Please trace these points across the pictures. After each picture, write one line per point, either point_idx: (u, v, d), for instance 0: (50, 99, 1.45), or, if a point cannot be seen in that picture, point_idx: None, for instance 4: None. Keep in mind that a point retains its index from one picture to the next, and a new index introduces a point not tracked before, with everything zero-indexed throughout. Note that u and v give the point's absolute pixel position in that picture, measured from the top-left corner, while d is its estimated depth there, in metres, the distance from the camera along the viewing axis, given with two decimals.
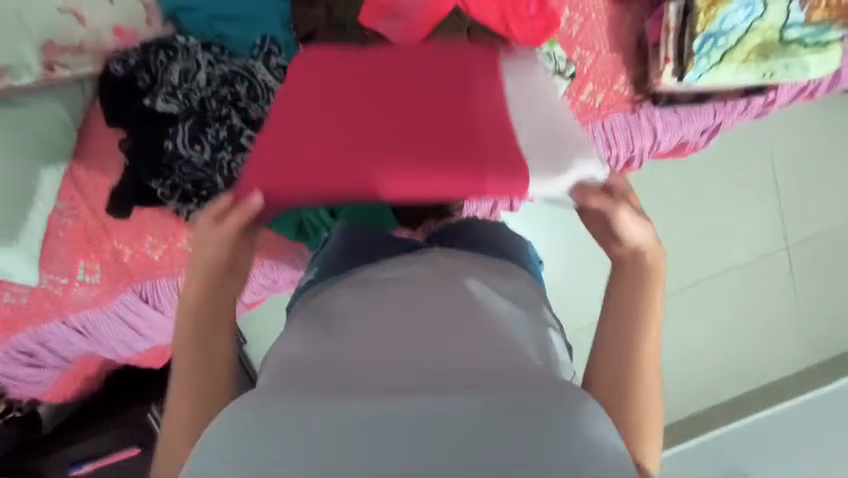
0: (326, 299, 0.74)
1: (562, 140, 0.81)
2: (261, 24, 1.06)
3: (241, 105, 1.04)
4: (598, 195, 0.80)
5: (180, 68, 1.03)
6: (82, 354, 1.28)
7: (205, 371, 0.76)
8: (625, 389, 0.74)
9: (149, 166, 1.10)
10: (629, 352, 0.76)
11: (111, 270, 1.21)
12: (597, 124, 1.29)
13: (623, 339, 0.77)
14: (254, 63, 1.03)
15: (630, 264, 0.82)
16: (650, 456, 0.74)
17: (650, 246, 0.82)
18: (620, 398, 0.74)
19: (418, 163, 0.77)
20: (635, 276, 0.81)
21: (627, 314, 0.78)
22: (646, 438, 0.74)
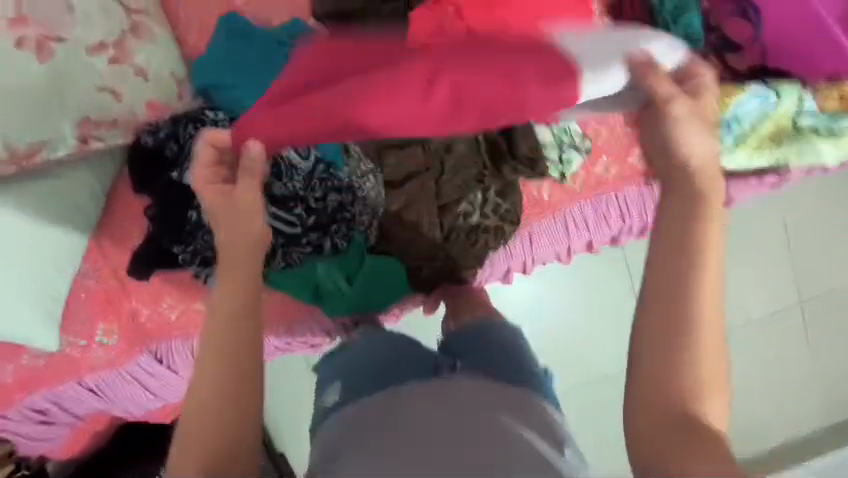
0: (351, 417, 0.76)
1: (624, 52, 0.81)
2: None
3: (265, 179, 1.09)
4: (667, 83, 0.78)
5: (209, 144, 1.08)
6: (94, 413, 1.28)
7: (225, 366, 0.74)
8: (658, 371, 0.74)
9: (174, 233, 1.15)
10: (680, 303, 0.75)
11: (129, 331, 1.23)
12: (611, 196, 1.33)
13: (669, 297, 0.75)
14: None
15: (682, 176, 0.78)
16: (716, 413, 0.73)
17: (708, 152, 0.79)
18: (657, 368, 0.74)
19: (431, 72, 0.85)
20: (696, 201, 0.77)
21: (683, 246, 0.76)
22: (711, 384, 0.74)
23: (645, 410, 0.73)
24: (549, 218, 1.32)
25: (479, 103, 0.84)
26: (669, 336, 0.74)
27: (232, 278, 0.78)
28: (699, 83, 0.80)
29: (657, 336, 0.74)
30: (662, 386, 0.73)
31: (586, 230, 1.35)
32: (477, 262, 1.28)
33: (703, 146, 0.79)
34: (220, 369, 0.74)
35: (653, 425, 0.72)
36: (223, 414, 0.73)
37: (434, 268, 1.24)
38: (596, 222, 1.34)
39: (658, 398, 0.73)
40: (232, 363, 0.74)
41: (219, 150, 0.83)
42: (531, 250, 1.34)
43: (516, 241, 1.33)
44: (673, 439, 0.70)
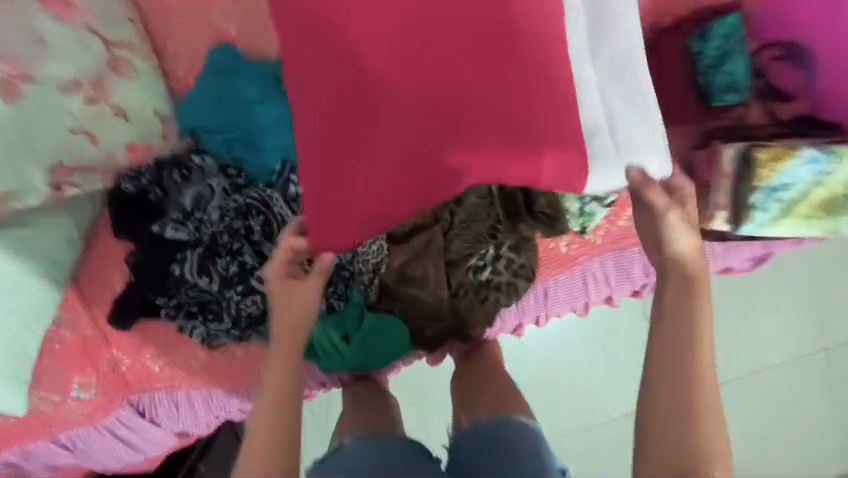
0: None
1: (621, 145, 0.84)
2: (284, 147, 1.00)
3: (255, 238, 0.97)
4: (658, 192, 0.84)
5: (194, 194, 0.98)
6: (73, 465, 1.22)
7: (276, 418, 0.78)
8: (674, 379, 0.75)
9: (156, 283, 1.05)
10: (685, 352, 0.76)
11: (106, 384, 1.15)
12: (634, 250, 1.20)
13: (674, 336, 0.78)
14: (272, 194, 0.98)
15: (671, 270, 0.83)
16: None
17: (697, 256, 0.83)
18: (671, 373, 0.76)
19: (498, 118, 0.79)
20: (684, 284, 0.81)
21: (683, 320, 0.79)
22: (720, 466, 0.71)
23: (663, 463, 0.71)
24: (564, 273, 1.20)
25: (492, 128, 0.79)
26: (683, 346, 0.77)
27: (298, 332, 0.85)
28: (677, 186, 0.87)
29: (665, 346, 0.78)
30: (678, 398, 0.74)
31: (606, 285, 1.24)
32: (488, 320, 1.17)
33: (687, 222, 0.84)
34: (267, 425, 0.77)
35: (665, 448, 0.72)
36: (286, 441, 0.77)
37: (439, 327, 1.14)
38: (617, 276, 1.23)
39: (674, 407, 0.73)
40: (285, 417, 0.78)
41: (293, 250, 0.85)
42: (546, 305, 1.23)
43: (530, 294, 1.21)
44: (676, 440, 0.72)
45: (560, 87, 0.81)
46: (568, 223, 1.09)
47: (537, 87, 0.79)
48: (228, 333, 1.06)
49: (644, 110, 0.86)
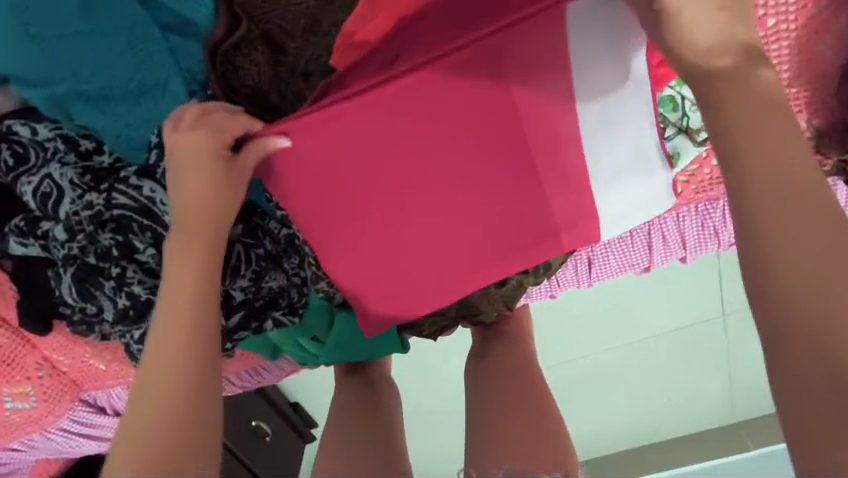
0: None
1: (635, 189, 0.67)
2: (163, 98, 0.62)
3: (137, 255, 0.62)
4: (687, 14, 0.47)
5: (35, 194, 0.61)
6: (44, 459, 1.10)
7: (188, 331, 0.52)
8: (781, 200, 0.43)
9: (42, 303, 0.76)
10: (794, 221, 0.42)
11: (45, 389, 0.97)
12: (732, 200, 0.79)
13: (766, 184, 0.43)
14: (154, 192, 0.60)
15: (735, 97, 0.46)
16: None
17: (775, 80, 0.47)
18: (771, 172, 0.43)
19: (509, 182, 0.63)
20: (760, 99, 0.45)
21: (755, 125, 0.45)
22: None
23: (782, 294, 0.41)
24: (618, 236, 0.83)
25: (499, 232, 0.67)
26: (809, 207, 0.42)
27: (203, 257, 0.55)
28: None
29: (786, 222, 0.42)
30: (833, 295, 0.40)
31: (680, 246, 0.85)
32: (506, 305, 0.85)
33: (721, 35, 0.47)
34: (182, 328, 0.52)
35: (811, 349, 0.39)
36: (199, 365, 0.51)
37: (440, 322, 0.84)
38: (697, 238, 0.83)
39: (823, 301, 0.40)
40: (193, 335, 0.52)
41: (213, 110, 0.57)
42: (590, 279, 0.88)
43: (569, 264, 0.86)
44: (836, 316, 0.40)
45: (563, 132, 0.60)
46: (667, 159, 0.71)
47: (546, 169, 0.62)
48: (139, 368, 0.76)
49: (644, 145, 0.63)
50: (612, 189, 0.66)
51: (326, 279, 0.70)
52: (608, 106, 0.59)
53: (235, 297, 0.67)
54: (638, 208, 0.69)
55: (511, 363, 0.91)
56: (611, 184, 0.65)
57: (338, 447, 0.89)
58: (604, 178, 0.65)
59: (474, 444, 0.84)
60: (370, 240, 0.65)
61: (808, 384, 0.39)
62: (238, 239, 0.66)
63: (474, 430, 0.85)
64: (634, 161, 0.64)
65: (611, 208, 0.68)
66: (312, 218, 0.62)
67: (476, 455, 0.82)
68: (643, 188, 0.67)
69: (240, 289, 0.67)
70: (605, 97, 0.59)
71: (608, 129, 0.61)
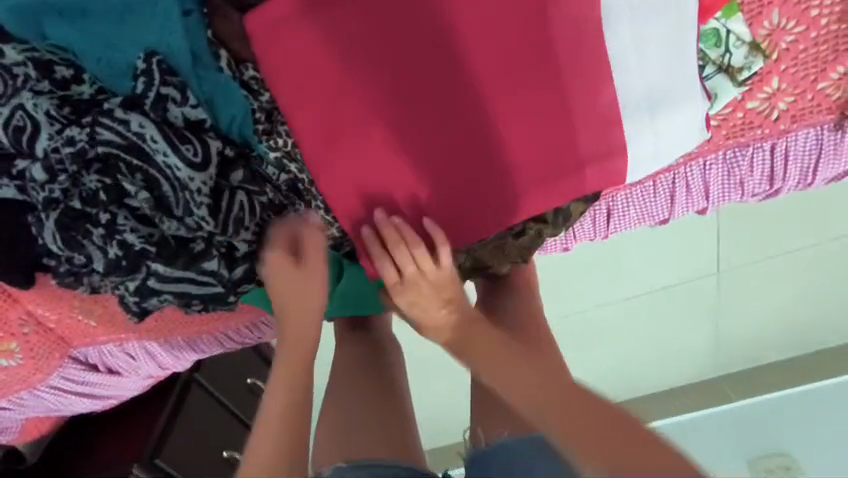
0: None
1: (671, 122, 0.61)
2: (147, 13, 0.54)
3: (126, 200, 0.55)
4: None
5: (6, 127, 0.53)
6: (35, 417, 1.06)
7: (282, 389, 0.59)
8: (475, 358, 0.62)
9: (23, 256, 0.68)
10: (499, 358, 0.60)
11: (31, 345, 0.92)
12: (761, 146, 0.75)
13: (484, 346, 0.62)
14: (143, 127, 0.52)
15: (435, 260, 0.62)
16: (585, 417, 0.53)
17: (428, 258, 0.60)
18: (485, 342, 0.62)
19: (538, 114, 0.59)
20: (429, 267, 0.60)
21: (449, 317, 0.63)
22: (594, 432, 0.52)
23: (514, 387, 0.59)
24: (639, 185, 0.79)
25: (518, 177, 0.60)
26: (530, 369, 0.59)
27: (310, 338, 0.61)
28: None
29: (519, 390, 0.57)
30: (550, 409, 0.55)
31: (703, 197, 0.82)
32: (520, 257, 0.81)
33: None
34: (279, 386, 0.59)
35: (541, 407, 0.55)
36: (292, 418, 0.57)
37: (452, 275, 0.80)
38: (721, 187, 0.80)
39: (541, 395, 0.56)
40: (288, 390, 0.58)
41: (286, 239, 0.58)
42: (607, 231, 0.85)
43: (587, 216, 0.83)
44: (574, 422, 0.53)
45: (597, 51, 0.58)
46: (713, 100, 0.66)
47: (582, 105, 0.59)
48: (135, 322, 0.71)
49: (681, 72, 0.60)
50: (646, 125, 0.61)
51: (335, 225, 0.65)
52: (642, 33, 0.58)
53: (239, 248, 0.59)
54: (672, 151, 0.63)
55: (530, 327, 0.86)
56: (646, 118, 0.60)
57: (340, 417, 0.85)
58: (640, 119, 0.60)
59: (483, 413, 0.81)
60: (387, 178, 0.60)
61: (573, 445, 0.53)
62: (238, 186, 0.57)
63: (484, 399, 0.82)
64: (670, 93, 0.60)
65: (655, 146, 0.62)
66: (311, 117, 0.59)
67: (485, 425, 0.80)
68: (681, 123, 0.61)
69: (242, 239, 0.58)
70: (639, 21, 0.58)
71: (644, 56, 0.59)
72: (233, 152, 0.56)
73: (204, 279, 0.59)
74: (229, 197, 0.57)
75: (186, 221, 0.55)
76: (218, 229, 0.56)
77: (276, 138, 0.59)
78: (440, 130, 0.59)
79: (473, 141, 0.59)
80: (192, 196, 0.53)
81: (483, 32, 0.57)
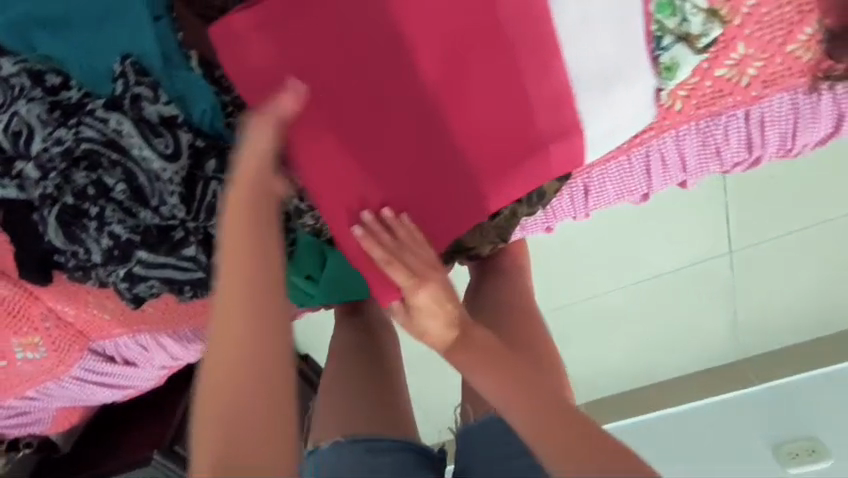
0: None
1: (618, 103, 0.64)
2: (120, 20, 0.58)
3: (110, 195, 0.60)
4: None
5: (6, 133, 0.59)
6: (64, 406, 1.15)
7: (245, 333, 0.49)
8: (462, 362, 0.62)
9: (35, 252, 0.75)
10: (485, 364, 0.61)
11: (54, 340, 0.99)
12: (735, 114, 0.75)
13: (477, 353, 0.61)
14: (120, 124, 0.57)
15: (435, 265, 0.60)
16: (565, 431, 0.54)
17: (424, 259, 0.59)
18: (471, 350, 0.61)
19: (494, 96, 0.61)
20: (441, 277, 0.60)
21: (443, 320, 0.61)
22: (578, 441, 0.53)
23: (499, 392, 0.59)
24: (613, 160, 0.80)
25: (486, 160, 0.63)
26: (511, 375, 0.60)
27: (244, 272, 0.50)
28: None
29: (514, 407, 0.58)
30: (535, 412, 0.56)
31: (680, 169, 0.82)
32: (500, 238, 0.83)
33: None
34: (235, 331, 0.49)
35: (527, 409, 0.57)
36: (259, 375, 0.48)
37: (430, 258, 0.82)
38: (698, 158, 0.80)
39: (528, 399, 0.58)
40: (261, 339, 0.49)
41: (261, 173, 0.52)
42: (587, 207, 0.86)
43: (565, 193, 0.84)
44: (556, 433, 0.54)
45: (547, 33, 0.60)
46: (666, 72, 0.67)
47: (535, 86, 0.61)
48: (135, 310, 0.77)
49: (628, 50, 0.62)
50: (597, 108, 0.63)
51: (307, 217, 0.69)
52: (585, 18, 0.60)
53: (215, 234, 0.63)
54: (621, 132, 0.66)
55: (514, 303, 0.89)
56: (598, 101, 0.63)
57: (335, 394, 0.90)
58: (590, 93, 0.62)
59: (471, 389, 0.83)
60: (351, 175, 0.61)
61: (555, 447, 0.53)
62: (213, 175, 0.61)
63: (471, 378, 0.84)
64: (616, 72, 0.62)
65: (603, 120, 0.64)
66: None
67: (473, 402, 0.82)
68: (628, 102, 0.64)
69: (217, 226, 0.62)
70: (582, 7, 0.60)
71: (591, 43, 0.61)
72: (204, 144, 0.60)
73: (185, 264, 0.64)
74: (203, 186, 0.61)
75: (161, 211, 0.60)
76: (194, 216, 0.61)
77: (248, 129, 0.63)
78: (402, 118, 0.61)
79: (440, 128, 0.61)
80: (166, 186, 0.58)
81: (437, 20, 0.59)
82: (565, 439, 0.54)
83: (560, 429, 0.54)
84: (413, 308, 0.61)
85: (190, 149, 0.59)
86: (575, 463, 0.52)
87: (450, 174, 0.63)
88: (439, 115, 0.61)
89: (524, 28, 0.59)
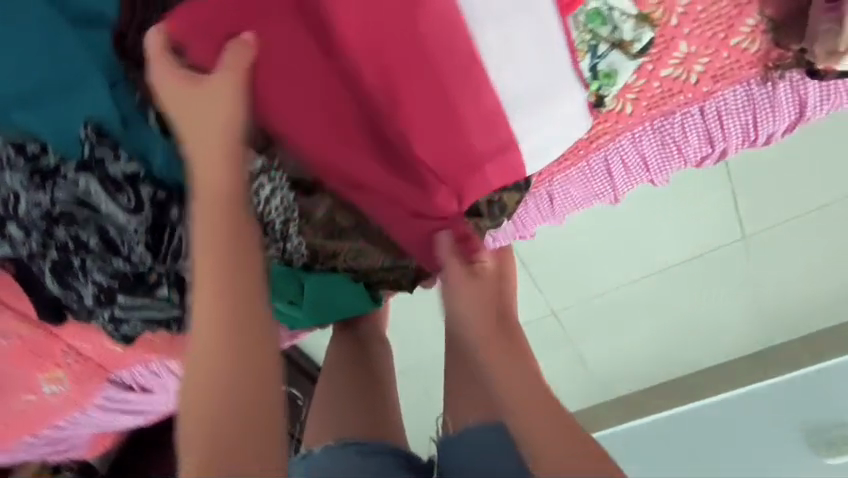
0: None
1: (550, 119, 0.67)
2: (76, 88, 0.62)
3: (87, 248, 0.66)
4: None
5: None
6: (95, 432, 1.24)
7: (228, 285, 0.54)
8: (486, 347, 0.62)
9: (41, 299, 0.83)
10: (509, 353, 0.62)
11: (75, 373, 1.08)
12: (690, 111, 0.75)
13: (501, 340, 0.63)
14: (89, 185, 0.63)
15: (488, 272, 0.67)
16: (559, 437, 0.55)
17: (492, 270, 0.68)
18: (497, 339, 0.63)
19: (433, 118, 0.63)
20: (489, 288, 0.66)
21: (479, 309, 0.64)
22: (568, 445, 0.54)
23: (509, 384, 0.59)
24: (573, 166, 0.81)
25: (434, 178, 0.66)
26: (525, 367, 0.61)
27: (223, 270, 0.54)
28: None
29: (519, 401, 0.58)
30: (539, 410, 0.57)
31: (644, 169, 0.82)
32: None
33: None
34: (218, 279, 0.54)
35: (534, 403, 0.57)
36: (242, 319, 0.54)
37: (406, 274, 0.85)
38: (659, 157, 0.80)
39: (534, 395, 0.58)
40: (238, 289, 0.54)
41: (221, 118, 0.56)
42: (554, 214, 0.88)
43: (529, 201, 0.85)
44: (551, 434, 0.55)
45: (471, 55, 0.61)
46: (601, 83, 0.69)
47: (468, 108, 0.63)
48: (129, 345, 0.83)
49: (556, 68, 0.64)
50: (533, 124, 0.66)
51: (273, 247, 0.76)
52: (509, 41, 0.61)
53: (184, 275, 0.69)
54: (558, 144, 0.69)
55: None
56: (531, 119, 0.66)
57: (326, 402, 0.94)
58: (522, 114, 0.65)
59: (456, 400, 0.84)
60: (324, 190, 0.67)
61: (545, 448, 0.54)
62: (177, 223, 0.66)
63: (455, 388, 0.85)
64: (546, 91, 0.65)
65: (539, 136, 0.67)
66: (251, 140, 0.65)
67: (454, 412, 0.83)
68: (561, 115, 0.67)
69: (184, 268, 0.68)
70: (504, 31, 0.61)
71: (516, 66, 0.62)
72: (164, 194, 0.65)
73: (160, 303, 0.69)
74: (170, 233, 0.66)
75: (132, 259, 0.66)
76: (162, 261, 0.67)
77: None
78: (354, 143, 0.64)
79: (390, 147, 0.65)
80: (134, 236, 0.64)
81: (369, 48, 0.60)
82: (556, 442, 0.54)
83: (555, 433, 0.55)
84: (464, 298, 0.65)
85: (150, 201, 0.64)
86: (558, 465, 0.53)
87: (404, 190, 0.67)
88: (386, 137, 0.64)
89: (452, 52, 0.61)
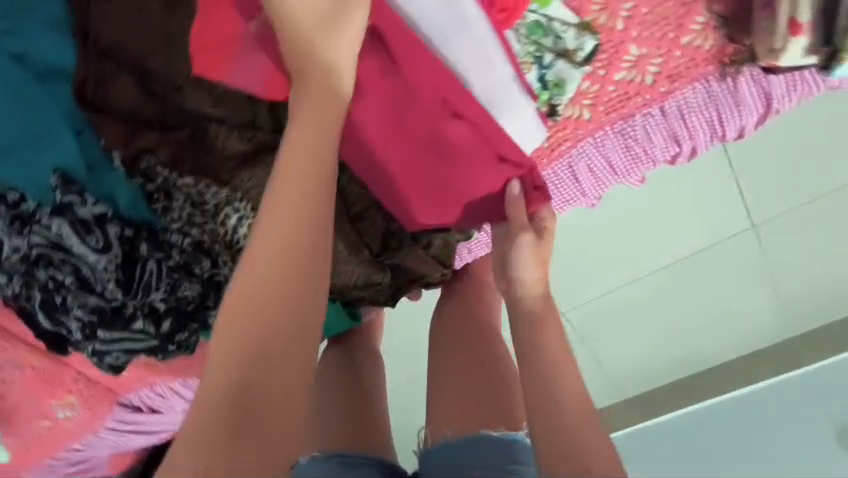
0: None
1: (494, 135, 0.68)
2: (42, 137, 0.65)
3: (64, 287, 0.68)
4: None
5: None
6: (113, 452, 1.30)
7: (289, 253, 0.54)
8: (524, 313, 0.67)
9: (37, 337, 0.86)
10: (538, 326, 0.65)
11: (87, 398, 1.14)
12: (650, 112, 0.73)
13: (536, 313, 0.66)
14: (60, 229, 0.65)
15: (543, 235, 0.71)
16: (578, 431, 0.54)
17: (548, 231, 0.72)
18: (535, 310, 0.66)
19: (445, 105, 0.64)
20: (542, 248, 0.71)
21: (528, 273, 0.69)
22: (577, 446, 0.53)
23: (532, 359, 0.62)
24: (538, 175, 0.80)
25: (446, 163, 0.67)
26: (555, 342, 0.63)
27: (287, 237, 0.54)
28: None
29: (540, 378, 0.60)
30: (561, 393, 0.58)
31: (611, 173, 0.80)
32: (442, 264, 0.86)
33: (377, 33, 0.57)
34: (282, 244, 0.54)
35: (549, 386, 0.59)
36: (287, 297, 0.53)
37: (381, 291, 0.87)
38: (626, 159, 0.78)
39: (551, 374, 0.60)
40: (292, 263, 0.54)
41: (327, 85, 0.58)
42: None
43: None
44: (562, 429, 0.55)
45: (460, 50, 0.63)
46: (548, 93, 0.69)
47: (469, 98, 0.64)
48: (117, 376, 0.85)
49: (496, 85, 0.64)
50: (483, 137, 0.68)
51: None
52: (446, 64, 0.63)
53: (158, 306, 0.71)
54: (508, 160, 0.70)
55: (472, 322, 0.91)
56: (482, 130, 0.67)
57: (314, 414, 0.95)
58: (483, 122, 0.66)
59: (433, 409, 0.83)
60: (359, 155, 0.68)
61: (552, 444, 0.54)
62: (148, 256, 0.69)
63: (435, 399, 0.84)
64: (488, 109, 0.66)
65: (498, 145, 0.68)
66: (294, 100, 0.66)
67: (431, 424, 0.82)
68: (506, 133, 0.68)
69: (159, 299, 0.70)
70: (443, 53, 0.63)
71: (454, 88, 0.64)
72: (131, 231, 0.69)
73: (138, 336, 0.71)
74: (141, 267, 0.69)
75: (106, 294, 0.69)
76: (136, 295, 0.69)
77: (172, 212, 0.72)
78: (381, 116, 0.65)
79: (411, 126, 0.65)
80: (107, 274, 0.67)
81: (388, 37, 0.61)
82: (569, 438, 0.53)
83: (572, 428, 0.55)
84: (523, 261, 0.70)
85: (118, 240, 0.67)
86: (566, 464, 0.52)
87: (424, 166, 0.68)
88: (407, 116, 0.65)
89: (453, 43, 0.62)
